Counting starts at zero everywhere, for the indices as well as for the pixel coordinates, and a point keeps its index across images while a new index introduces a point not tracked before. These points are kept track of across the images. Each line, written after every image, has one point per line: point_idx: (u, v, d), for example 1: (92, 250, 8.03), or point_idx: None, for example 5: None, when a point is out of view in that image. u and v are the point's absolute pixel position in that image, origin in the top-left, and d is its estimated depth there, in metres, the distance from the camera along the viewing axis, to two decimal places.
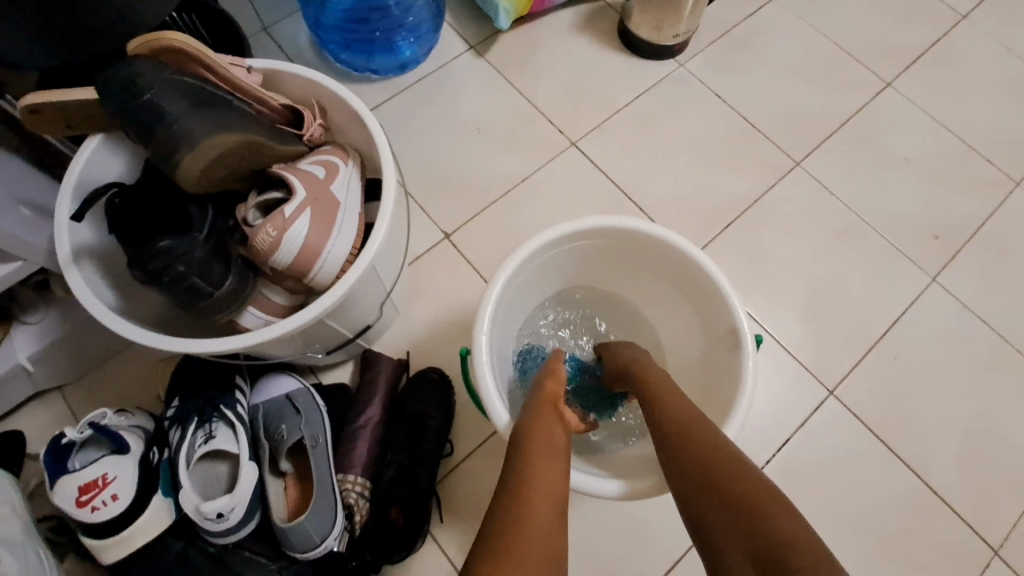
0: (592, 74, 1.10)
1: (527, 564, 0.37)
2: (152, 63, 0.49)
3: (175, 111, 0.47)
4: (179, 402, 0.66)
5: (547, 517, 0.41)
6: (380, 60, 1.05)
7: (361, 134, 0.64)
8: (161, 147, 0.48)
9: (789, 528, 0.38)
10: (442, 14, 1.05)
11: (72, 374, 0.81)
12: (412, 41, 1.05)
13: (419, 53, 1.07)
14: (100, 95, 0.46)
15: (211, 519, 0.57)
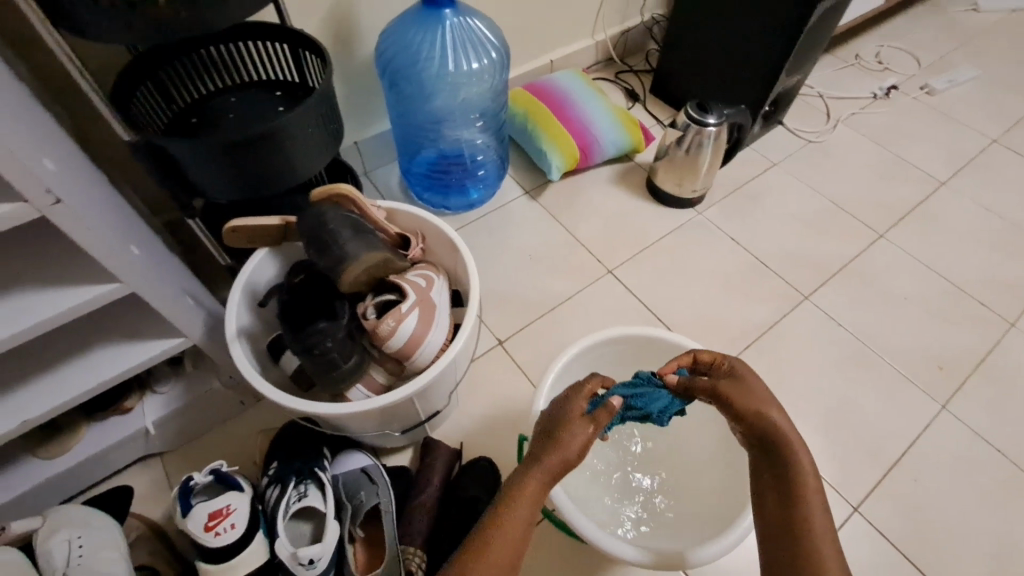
0: (626, 217, 1.33)
1: None
2: (331, 206, 0.71)
3: (345, 236, 0.68)
4: (278, 465, 0.78)
5: None
6: (453, 199, 1.31)
7: (451, 256, 0.85)
8: (329, 259, 0.68)
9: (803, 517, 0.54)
10: (504, 168, 1.33)
11: (177, 442, 0.94)
12: (481, 186, 1.32)
13: (484, 195, 1.33)
14: (299, 226, 0.68)
15: (303, 564, 0.66)
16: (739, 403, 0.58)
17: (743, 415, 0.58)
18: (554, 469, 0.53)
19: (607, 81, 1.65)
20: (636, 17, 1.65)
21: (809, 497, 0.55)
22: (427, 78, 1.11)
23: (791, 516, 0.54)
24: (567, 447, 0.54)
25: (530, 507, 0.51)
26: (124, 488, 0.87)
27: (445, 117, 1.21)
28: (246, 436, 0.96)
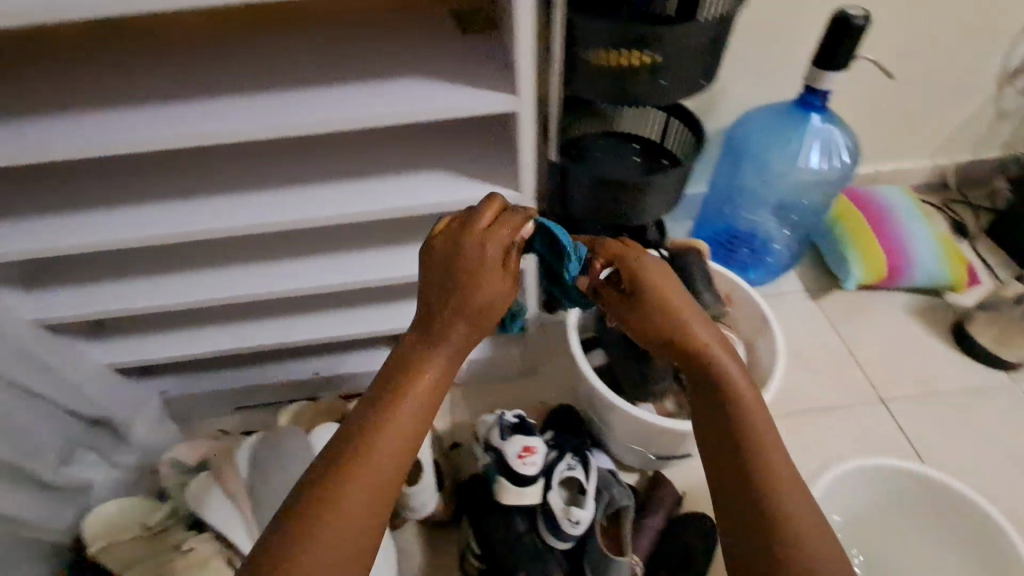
0: (917, 354, 1.27)
1: (359, 485, 0.52)
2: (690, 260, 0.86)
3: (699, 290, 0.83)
4: (551, 434, 0.97)
5: (382, 445, 0.54)
6: (730, 269, 1.35)
7: (751, 324, 0.95)
8: None
9: (757, 490, 0.56)
10: (791, 262, 1.36)
11: (465, 378, 1.19)
12: (761, 269, 1.35)
13: (760, 278, 1.36)
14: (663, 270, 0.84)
15: (569, 520, 0.84)
16: (637, 296, 0.64)
17: (650, 313, 0.63)
18: (479, 317, 0.59)
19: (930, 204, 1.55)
20: (995, 149, 1.51)
21: (782, 483, 0.56)
22: (764, 162, 1.22)
23: (761, 469, 0.57)
24: (487, 294, 0.59)
25: (441, 355, 0.58)
26: None
27: (746, 197, 1.30)
28: (515, 396, 1.18)
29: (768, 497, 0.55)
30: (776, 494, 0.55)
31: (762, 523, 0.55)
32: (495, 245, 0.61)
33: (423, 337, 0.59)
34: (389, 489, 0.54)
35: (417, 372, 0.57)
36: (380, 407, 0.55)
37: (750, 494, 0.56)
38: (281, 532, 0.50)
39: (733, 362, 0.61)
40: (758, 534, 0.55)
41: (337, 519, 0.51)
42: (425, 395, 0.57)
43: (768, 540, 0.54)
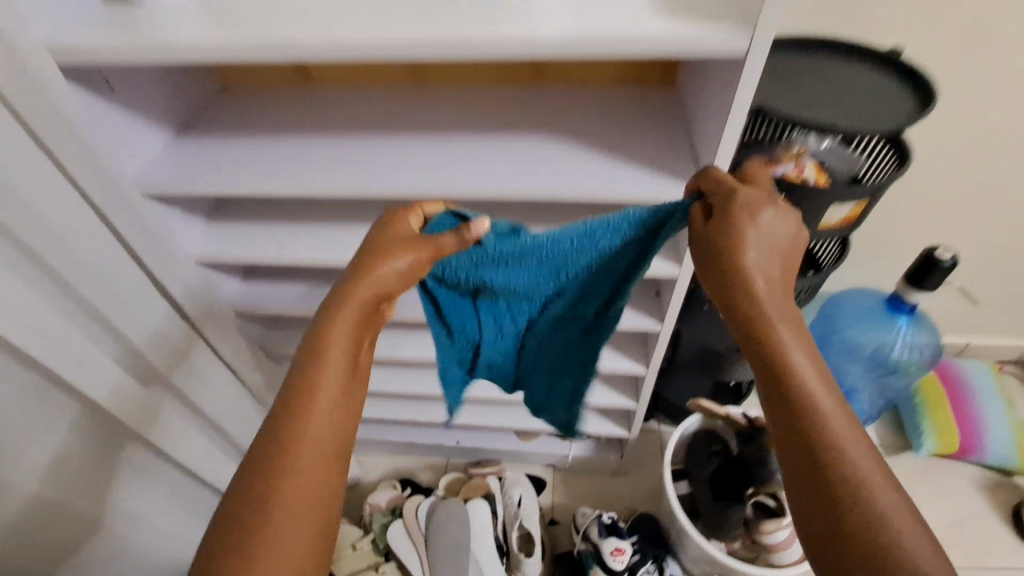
0: (979, 529, 1.38)
1: (290, 475, 0.57)
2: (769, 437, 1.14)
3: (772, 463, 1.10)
4: (637, 538, 1.26)
5: (313, 433, 0.59)
6: None
7: None
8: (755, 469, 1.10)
9: (846, 477, 0.50)
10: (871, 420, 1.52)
11: (568, 466, 1.49)
12: None
13: None
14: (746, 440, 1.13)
15: None
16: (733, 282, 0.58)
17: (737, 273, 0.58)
18: (375, 279, 0.64)
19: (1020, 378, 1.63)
20: None
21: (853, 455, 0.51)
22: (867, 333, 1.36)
23: (838, 469, 0.51)
24: (405, 232, 0.68)
25: (342, 328, 0.63)
26: (539, 477, 1.47)
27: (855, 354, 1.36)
28: (605, 490, 1.45)
29: (847, 478, 0.50)
30: (860, 485, 0.50)
31: (855, 520, 0.49)
32: (435, 258, 0.66)
33: (355, 321, 0.64)
34: (332, 460, 0.60)
35: (335, 341, 0.62)
36: (315, 375, 0.61)
37: (835, 481, 0.51)
38: (244, 498, 0.57)
39: (808, 362, 0.56)
40: (833, 534, 0.50)
41: (287, 488, 0.57)
42: (346, 367, 0.63)
43: (852, 544, 0.49)
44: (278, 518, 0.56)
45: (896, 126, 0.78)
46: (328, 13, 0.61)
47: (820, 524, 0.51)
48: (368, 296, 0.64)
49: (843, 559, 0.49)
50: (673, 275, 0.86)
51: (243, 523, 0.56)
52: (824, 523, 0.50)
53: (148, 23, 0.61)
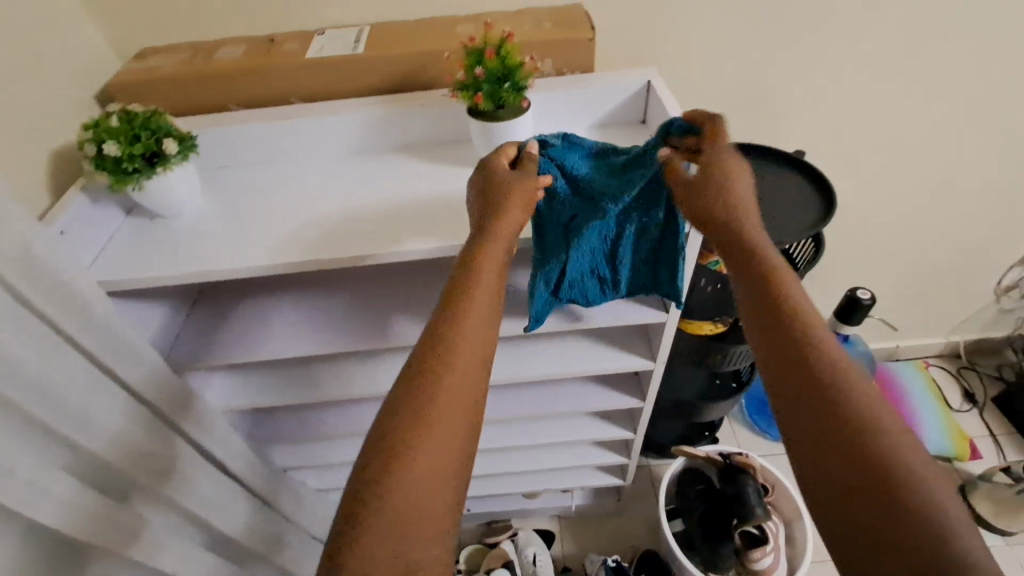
0: None
1: (440, 421, 0.58)
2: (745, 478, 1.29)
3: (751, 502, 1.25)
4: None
5: (456, 383, 0.60)
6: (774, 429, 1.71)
7: (789, 509, 1.36)
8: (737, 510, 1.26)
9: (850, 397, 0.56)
10: None
11: (572, 515, 1.62)
12: None
13: None
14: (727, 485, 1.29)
15: None
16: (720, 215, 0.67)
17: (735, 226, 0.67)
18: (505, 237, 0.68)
19: (944, 371, 1.88)
20: (1005, 330, 1.84)
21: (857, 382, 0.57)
22: None
23: (851, 390, 0.56)
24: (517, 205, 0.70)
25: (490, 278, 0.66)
26: (548, 531, 1.59)
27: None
28: (609, 532, 1.60)
29: (851, 399, 0.56)
30: (858, 402, 0.55)
31: (866, 434, 0.53)
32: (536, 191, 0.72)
33: (471, 268, 0.66)
34: (470, 411, 0.60)
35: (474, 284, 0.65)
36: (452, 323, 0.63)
37: (843, 404, 0.56)
38: (391, 446, 0.56)
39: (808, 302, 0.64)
40: (848, 451, 0.53)
41: (429, 432, 0.57)
42: (486, 307, 0.65)
43: (869, 458, 0.52)
44: (420, 458, 0.56)
45: (790, 235, 0.93)
46: (354, 233, 0.80)
47: (833, 442, 0.54)
48: (485, 259, 0.66)
49: (866, 466, 0.52)
50: (649, 366, 0.98)
51: (386, 464, 0.55)
52: (835, 442, 0.54)
53: (209, 254, 0.78)
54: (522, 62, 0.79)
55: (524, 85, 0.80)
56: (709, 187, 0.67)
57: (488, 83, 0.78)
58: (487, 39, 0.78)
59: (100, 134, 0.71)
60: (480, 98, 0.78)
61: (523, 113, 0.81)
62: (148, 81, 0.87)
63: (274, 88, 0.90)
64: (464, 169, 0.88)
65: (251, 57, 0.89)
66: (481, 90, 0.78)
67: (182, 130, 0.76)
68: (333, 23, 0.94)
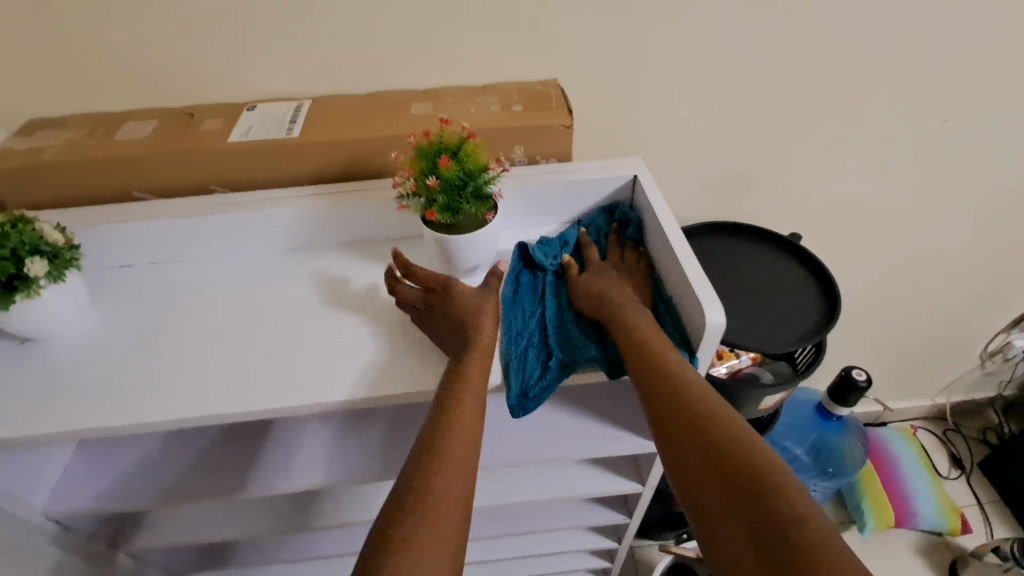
0: None
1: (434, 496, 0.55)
2: None
3: None
4: None
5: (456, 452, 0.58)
6: None
7: None
8: None
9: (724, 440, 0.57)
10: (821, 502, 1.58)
11: None
12: None
13: None
14: None
15: None
16: (617, 296, 0.68)
17: (621, 303, 0.67)
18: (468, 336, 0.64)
19: (930, 434, 1.81)
20: (991, 391, 1.78)
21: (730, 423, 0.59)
22: (801, 439, 1.46)
23: (723, 428, 0.58)
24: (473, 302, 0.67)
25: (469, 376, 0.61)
26: None
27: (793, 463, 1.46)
28: None
29: (724, 440, 0.57)
30: (730, 445, 0.57)
31: (738, 472, 0.55)
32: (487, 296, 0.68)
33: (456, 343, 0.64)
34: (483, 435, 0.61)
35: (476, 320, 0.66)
36: (462, 355, 0.63)
37: (720, 446, 0.57)
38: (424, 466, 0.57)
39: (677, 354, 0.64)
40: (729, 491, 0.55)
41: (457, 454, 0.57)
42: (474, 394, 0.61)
43: (745, 494, 0.54)
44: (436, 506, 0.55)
45: (808, 335, 0.82)
46: (277, 367, 0.65)
47: (710, 485, 0.56)
48: (478, 309, 0.67)
49: (744, 509, 0.53)
50: (638, 490, 0.86)
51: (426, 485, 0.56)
52: (714, 487, 0.56)
53: (90, 395, 0.62)
54: (487, 166, 0.67)
55: (489, 192, 0.68)
56: (604, 273, 0.71)
57: (445, 193, 0.66)
58: (444, 139, 0.66)
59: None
60: (434, 211, 0.66)
61: (486, 225, 0.69)
62: (27, 168, 0.71)
63: (188, 174, 0.75)
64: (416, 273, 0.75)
65: (161, 138, 0.74)
66: (435, 202, 0.66)
67: (55, 242, 0.61)
68: (264, 96, 0.80)
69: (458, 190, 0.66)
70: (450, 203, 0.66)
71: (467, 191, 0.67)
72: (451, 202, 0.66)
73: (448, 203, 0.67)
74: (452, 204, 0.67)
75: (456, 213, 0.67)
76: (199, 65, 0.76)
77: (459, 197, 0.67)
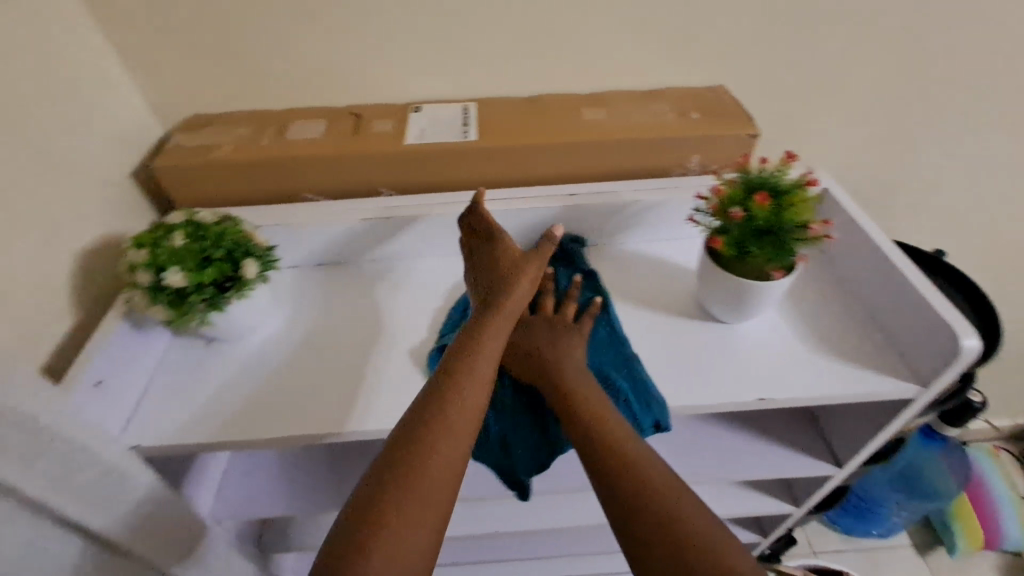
0: None
1: (420, 472, 0.50)
2: None
3: None
4: None
5: (465, 432, 0.53)
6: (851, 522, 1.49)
7: None
8: None
9: (388, 530, 0.47)
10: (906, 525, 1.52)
11: None
12: (882, 528, 1.50)
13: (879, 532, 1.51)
14: None
15: None
16: (549, 356, 0.62)
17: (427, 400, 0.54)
18: (512, 262, 0.65)
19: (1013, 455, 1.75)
20: None
21: (385, 526, 0.47)
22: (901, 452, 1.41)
23: (386, 514, 0.48)
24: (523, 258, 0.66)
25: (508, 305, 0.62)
26: None
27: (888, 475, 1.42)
28: None
29: (379, 508, 0.48)
30: (391, 520, 0.48)
31: (391, 530, 0.47)
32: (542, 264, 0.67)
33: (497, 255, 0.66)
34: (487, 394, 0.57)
35: (519, 271, 0.64)
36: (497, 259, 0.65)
37: (386, 517, 0.47)
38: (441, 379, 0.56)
39: (438, 440, 0.52)
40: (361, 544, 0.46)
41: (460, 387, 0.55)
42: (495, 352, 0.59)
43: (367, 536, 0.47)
44: (433, 448, 0.51)
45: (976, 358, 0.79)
46: None
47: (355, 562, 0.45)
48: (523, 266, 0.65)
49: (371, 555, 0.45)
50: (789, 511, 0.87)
51: (399, 494, 0.49)
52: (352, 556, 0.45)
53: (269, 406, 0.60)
54: (813, 226, 0.53)
55: (795, 252, 0.55)
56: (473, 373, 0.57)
57: (742, 230, 0.55)
58: (778, 177, 0.54)
59: (159, 259, 0.57)
60: (719, 242, 0.56)
61: (765, 282, 0.59)
62: (210, 166, 0.70)
63: (357, 177, 0.74)
64: (666, 283, 0.73)
65: (334, 140, 0.73)
66: (727, 233, 0.55)
67: (259, 244, 0.61)
68: (429, 98, 0.78)
69: (759, 233, 0.54)
70: (741, 242, 0.55)
71: (769, 239, 0.54)
72: (742, 244, 0.55)
73: (738, 241, 0.55)
74: (744, 246, 0.55)
75: (741, 254, 0.56)
76: (369, 65, 0.74)
77: (757, 241, 0.54)
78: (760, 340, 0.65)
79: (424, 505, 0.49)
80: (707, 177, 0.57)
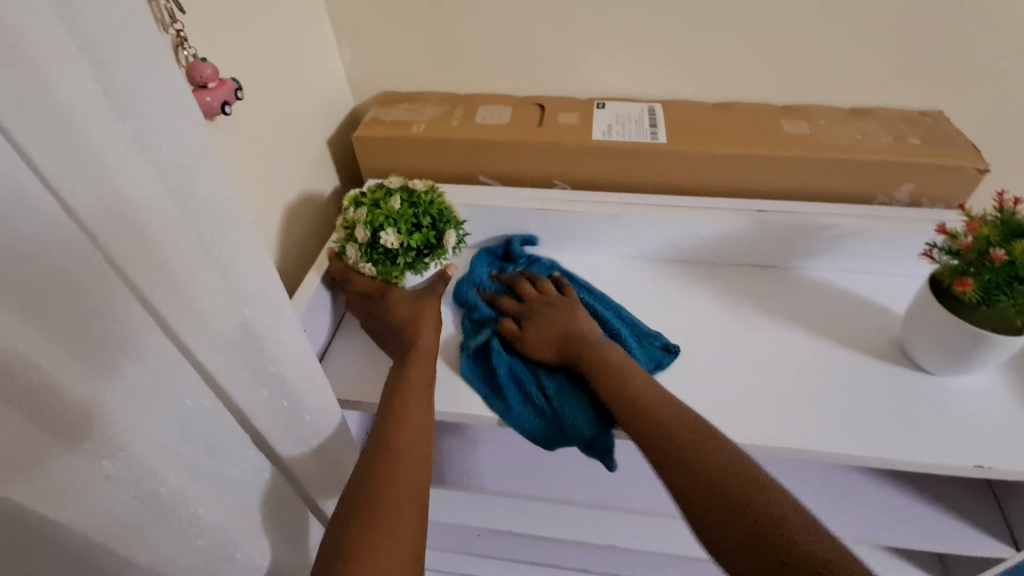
0: None
1: (399, 448, 0.48)
2: None
3: None
4: None
5: (422, 413, 0.52)
6: None
7: None
8: None
9: (387, 504, 0.43)
10: None
11: None
12: None
13: None
14: None
15: None
16: (552, 322, 0.62)
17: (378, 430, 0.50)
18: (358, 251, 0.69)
19: None
20: None
21: (390, 500, 0.43)
22: None
23: (392, 494, 0.44)
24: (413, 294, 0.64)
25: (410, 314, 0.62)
26: None
27: None
28: None
29: (374, 497, 0.43)
30: (388, 494, 0.44)
31: (390, 503, 0.43)
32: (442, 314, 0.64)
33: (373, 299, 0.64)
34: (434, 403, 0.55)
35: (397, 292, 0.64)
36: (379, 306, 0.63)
37: (383, 499, 0.43)
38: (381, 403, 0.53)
39: (406, 429, 0.49)
40: (367, 516, 0.42)
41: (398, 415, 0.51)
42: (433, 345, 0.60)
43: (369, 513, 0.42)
44: (399, 436, 0.48)
45: None
46: None
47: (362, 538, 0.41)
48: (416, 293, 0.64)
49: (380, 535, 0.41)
50: None
51: (367, 484, 0.44)
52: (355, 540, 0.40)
53: None
54: None
55: None
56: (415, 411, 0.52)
57: (1001, 273, 0.50)
58: None
59: (377, 220, 0.63)
60: (969, 285, 0.51)
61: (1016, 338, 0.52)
62: (402, 141, 0.73)
63: (536, 166, 0.74)
64: (853, 317, 0.67)
65: (519, 128, 0.74)
66: (980, 275, 0.51)
67: (456, 217, 0.67)
68: (614, 96, 0.77)
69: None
70: (999, 288, 0.50)
71: None
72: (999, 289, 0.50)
73: (993, 286, 0.50)
74: (1001, 291, 0.50)
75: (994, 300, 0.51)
76: (562, 58, 0.75)
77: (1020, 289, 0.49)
78: (987, 393, 0.59)
79: (415, 481, 0.46)
80: (955, 215, 0.53)
